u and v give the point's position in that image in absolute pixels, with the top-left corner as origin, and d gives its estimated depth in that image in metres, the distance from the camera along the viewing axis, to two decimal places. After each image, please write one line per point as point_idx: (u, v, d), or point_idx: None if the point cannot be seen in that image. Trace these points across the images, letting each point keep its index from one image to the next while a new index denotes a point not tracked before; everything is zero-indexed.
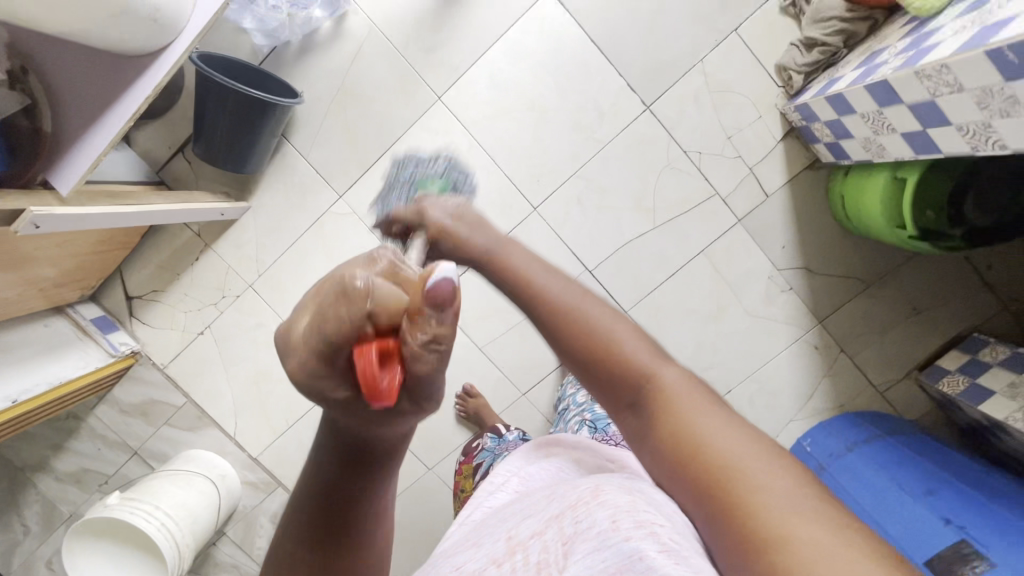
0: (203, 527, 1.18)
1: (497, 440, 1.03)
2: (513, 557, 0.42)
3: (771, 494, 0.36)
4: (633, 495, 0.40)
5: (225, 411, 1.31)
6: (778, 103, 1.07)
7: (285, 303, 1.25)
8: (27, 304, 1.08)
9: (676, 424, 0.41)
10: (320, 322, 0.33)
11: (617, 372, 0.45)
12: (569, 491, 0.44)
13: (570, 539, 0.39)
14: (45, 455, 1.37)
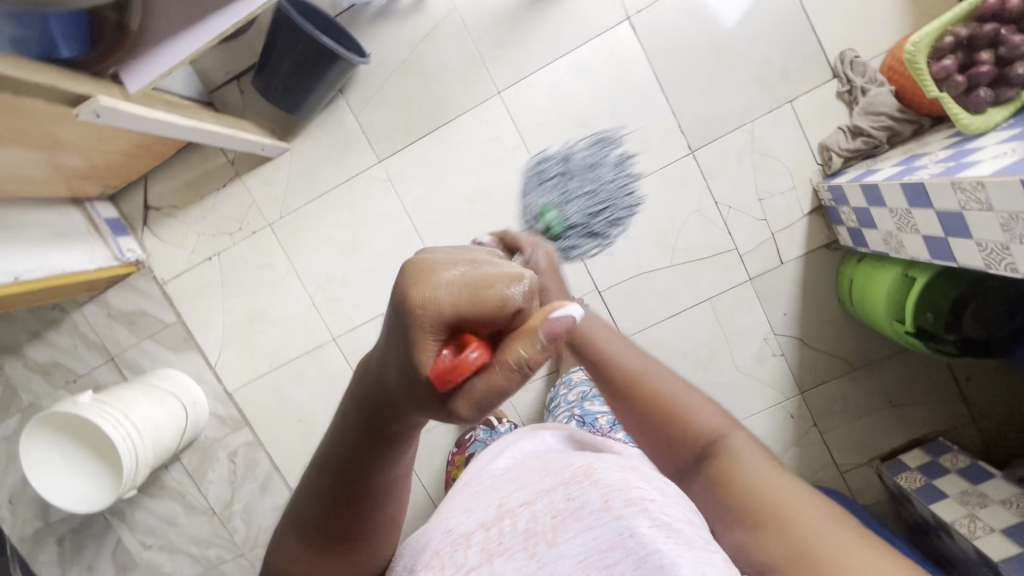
0: (165, 446, 1.18)
1: (489, 432, 1.08)
2: (503, 522, 0.49)
3: (824, 532, 0.42)
4: (625, 476, 0.47)
5: (212, 340, 1.31)
6: (812, 179, 1.11)
7: (300, 250, 1.26)
8: (49, 188, 1.08)
9: (739, 473, 0.49)
10: (466, 300, 0.33)
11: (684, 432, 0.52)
12: (563, 469, 0.50)
13: (560, 514, 0.46)
14: (19, 339, 1.36)
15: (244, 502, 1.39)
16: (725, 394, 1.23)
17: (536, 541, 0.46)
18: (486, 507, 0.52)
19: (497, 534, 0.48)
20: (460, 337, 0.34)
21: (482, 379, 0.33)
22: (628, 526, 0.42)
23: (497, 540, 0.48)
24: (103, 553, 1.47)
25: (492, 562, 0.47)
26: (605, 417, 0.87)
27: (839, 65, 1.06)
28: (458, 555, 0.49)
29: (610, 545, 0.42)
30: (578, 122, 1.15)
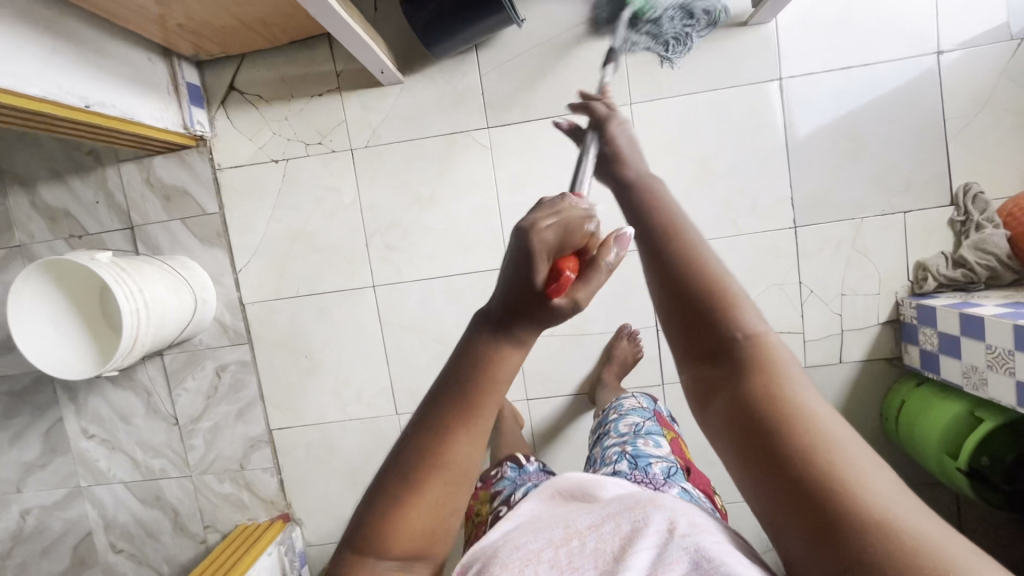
0: (164, 336, 1.08)
1: (517, 470, 0.90)
2: (573, 542, 0.42)
3: (894, 494, 0.27)
4: (687, 511, 0.42)
5: (245, 244, 1.22)
6: (899, 292, 1.12)
7: (373, 185, 1.19)
8: (145, 27, 0.98)
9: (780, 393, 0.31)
10: (570, 227, 0.38)
11: (713, 321, 0.34)
12: (623, 497, 0.45)
13: (627, 534, 0.41)
14: (38, 175, 1.23)
15: (212, 422, 1.28)
16: None
17: (605, 561, 0.40)
18: (551, 527, 0.44)
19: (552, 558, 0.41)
20: (557, 259, 0.36)
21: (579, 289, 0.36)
22: (692, 545, 0.38)
23: (567, 559, 0.41)
24: (34, 428, 1.32)
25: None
26: (660, 463, 0.78)
27: (961, 195, 1.07)
28: (523, 565, 0.40)
29: (672, 558, 0.38)
30: (697, 159, 1.13)
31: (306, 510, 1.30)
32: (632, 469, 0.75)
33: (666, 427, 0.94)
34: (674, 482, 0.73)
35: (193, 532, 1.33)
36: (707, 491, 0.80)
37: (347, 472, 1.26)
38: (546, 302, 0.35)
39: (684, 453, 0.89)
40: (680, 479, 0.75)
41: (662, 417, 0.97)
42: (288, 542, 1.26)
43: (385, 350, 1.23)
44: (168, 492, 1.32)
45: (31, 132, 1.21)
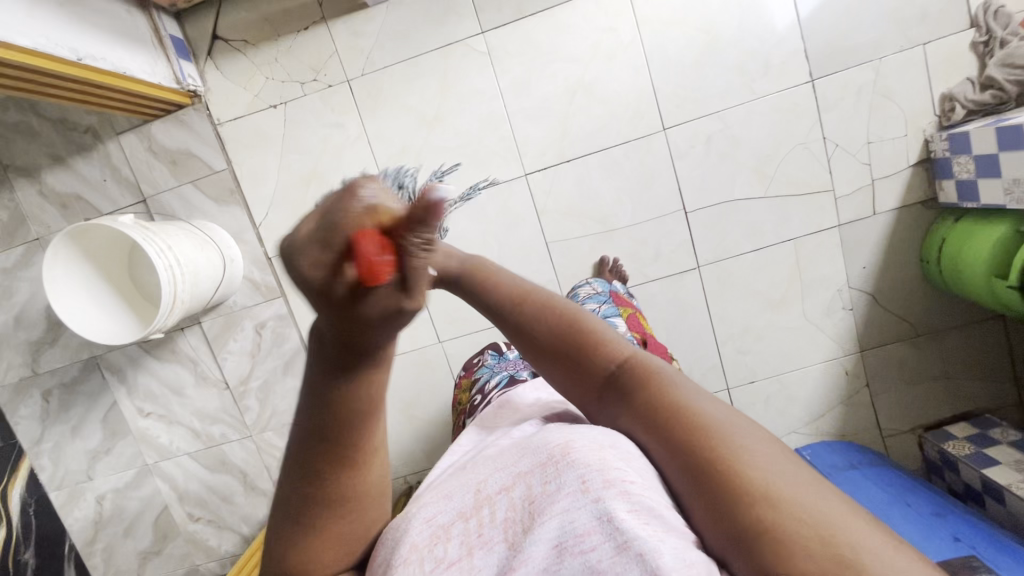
0: (202, 292, 1.08)
1: (497, 358, 1.02)
2: (482, 511, 0.41)
3: (777, 476, 0.34)
4: (604, 453, 0.39)
5: (260, 197, 1.20)
6: (927, 130, 1.09)
7: (376, 114, 1.16)
8: None
9: (650, 400, 0.42)
10: (331, 212, 0.27)
11: (591, 368, 0.45)
12: (540, 445, 0.42)
13: (536, 500, 0.39)
14: (40, 162, 1.22)
15: (262, 380, 1.29)
16: (787, 340, 1.22)
17: (515, 531, 0.39)
18: (460, 493, 0.44)
19: (474, 530, 0.41)
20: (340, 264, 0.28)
21: (389, 288, 0.29)
22: (606, 510, 0.35)
23: (476, 533, 0.40)
24: (91, 415, 1.35)
25: (470, 557, 0.39)
26: None
27: (982, 15, 1.03)
28: (430, 549, 0.41)
29: (587, 530, 0.35)
30: (702, 27, 1.09)
31: None
32: None
33: (620, 305, 0.99)
34: None
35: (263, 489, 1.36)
36: (666, 355, 0.85)
37: (400, 406, 1.28)
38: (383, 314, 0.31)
39: (642, 324, 0.95)
40: None
41: (619, 297, 1.04)
42: None
43: None
44: (232, 455, 1.35)
45: (24, 120, 1.19)
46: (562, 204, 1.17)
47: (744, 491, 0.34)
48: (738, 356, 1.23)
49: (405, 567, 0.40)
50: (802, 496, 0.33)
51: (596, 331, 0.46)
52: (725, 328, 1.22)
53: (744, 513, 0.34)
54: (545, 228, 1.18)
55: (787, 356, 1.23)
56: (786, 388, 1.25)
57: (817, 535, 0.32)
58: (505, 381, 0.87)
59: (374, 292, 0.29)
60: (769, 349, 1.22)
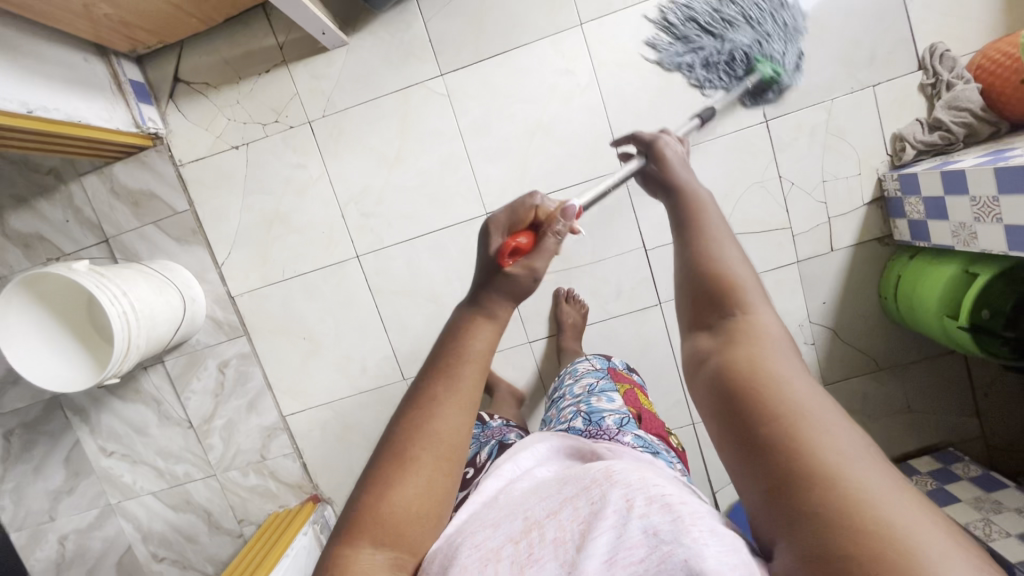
0: (159, 336, 1.07)
1: (479, 425, 1.02)
2: (532, 535, 0.40)
3: (862, 461, 0.30)
4: (642, 475, 0.41)
5: (223, 236, 1.20)
6: (880, 169, 1.11)
7: (337, 154, 1.17)
8: (72, 24, 0.96)
9: (755, 356, 0.36)
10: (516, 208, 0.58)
11: (719, 303, 0.41)
12: (581, 473, 0.43)
13: (584, 521, 0.39)
14: (2, 204, 1.22)
15: (226, 419, 1.28)
16: None
17: (568, 549, 0.38)
18: (508, 521, 0.42)
19: (527, 553, 0.39)
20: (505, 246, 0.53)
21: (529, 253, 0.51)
22: (651, 528, 0.36)
23: (525, 553, 0.39)
24: (53, 455, 1.33)
25: None
26: (612, 416, 0.82)
27: (928, 58, 1.06)
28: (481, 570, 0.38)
29: (635, 545, 0.36)
30: (657, 70, 1.11)
31: (333, 488, 1.30)
32: (586, 425, 0.80)
33: (619, 380, 0.98)
34: (627, 430, 0.77)
35: (229, 528, 1.34)
36: (661, 435, 0.84)
37: (365, 444, 1.27)
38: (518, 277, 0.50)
39: (640, 401, 0.93)
40: (632, 427, 0.79)
41: (619, 372, 1.03)
42: (322, 520, 1.28)
43: (380, 320, 1.23)
44: (196, 494, 1.33)
45: None
46: None
47: (827, 473, 0.30)
48: None
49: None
50: (894, 501, 0.29)
51: (744, 275, 0.43)
52: None
53: (816, 481, 0.30)
54: None
55: None
56: None
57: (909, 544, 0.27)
58: (496, 454, 0.83)
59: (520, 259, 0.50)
60: None
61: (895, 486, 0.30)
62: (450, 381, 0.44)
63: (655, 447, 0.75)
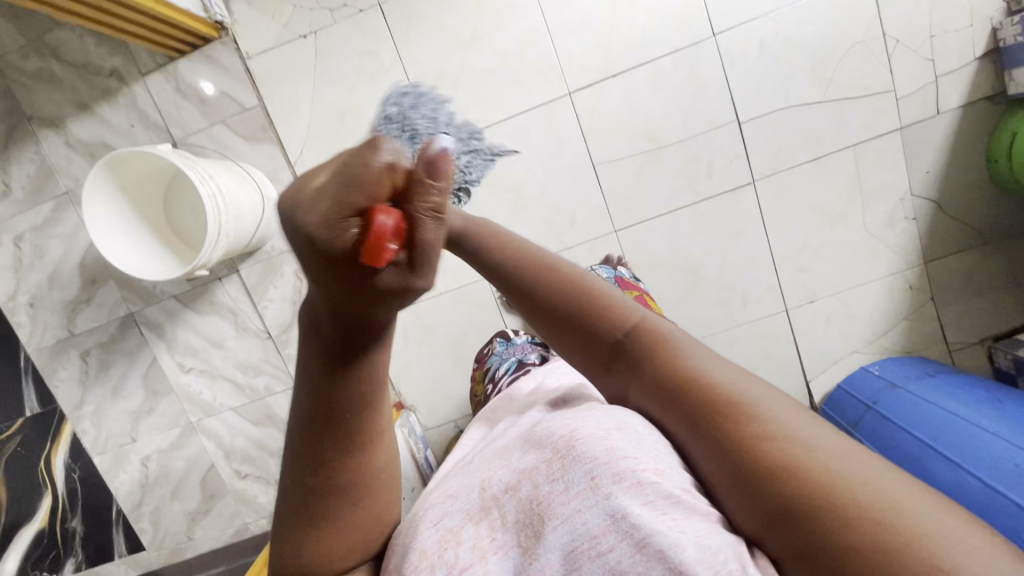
0: (245, 229, 1.05)
1: (507, 344, 1.00)
2: (490, 513, 0.39)
3: (827, 452, 0.32)
4: (610, 440, 0.37)
5: (295, 133, 1.16)
6: (994, 18, 1.04)
7: (410, 38, 1.11)
8: None
9: (681, 369, 0.39)
10: (352, 179, 0.28)
11: (601, 327, 0.43)
12: (544, 435, 0.40)
13: (545, 500, 0.36)
14: (65, 111, 1.18)
15: None
16: (847, 255, 1.18)
17: (529, 535, 0.36)
18: (465, 492, 0.41)
19: (488, 533, 0.38)
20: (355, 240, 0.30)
21: (409, 247, 0.31)
22: (618, 508, 0.33)
23: (488, 538, 0.38)
24: (131, 375, 1.32)
25: (484, 561, 0.37)
26: None
27: None
28: (441, 554, 0.38)
29: (601, 531, 0.33)
30: None
31: (416, 395, 1.28)
32: None
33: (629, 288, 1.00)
34: None
35: None
36: None
37: (448, 347, 1.25)
38: (386, 292, 0.33)
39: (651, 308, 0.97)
40: None
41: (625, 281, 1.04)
42: (409, 426, 1.20)
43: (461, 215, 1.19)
44: (278, 407, 1.32)
45: (46, 67, 1.15)
46: (610, 123, 1.13)
47: (787, 467, 0.32)
48: (796, 275, 1.19)
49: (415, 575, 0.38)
50: (858, 477, 0.30)
51: (607, 292, 0.45)
52: (783, 247, 1.18)
53: (787, 494, 0.32)
54: (590, 149, 1.14)
55: (847, 272, 1.19)
56: (846, 306, 1.21)
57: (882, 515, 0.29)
58: (513, 368, 0.89)
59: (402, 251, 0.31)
60: (828, 267, 1.18)
61: (857, 456, 0.32)
62: (351, 429, 0.41)
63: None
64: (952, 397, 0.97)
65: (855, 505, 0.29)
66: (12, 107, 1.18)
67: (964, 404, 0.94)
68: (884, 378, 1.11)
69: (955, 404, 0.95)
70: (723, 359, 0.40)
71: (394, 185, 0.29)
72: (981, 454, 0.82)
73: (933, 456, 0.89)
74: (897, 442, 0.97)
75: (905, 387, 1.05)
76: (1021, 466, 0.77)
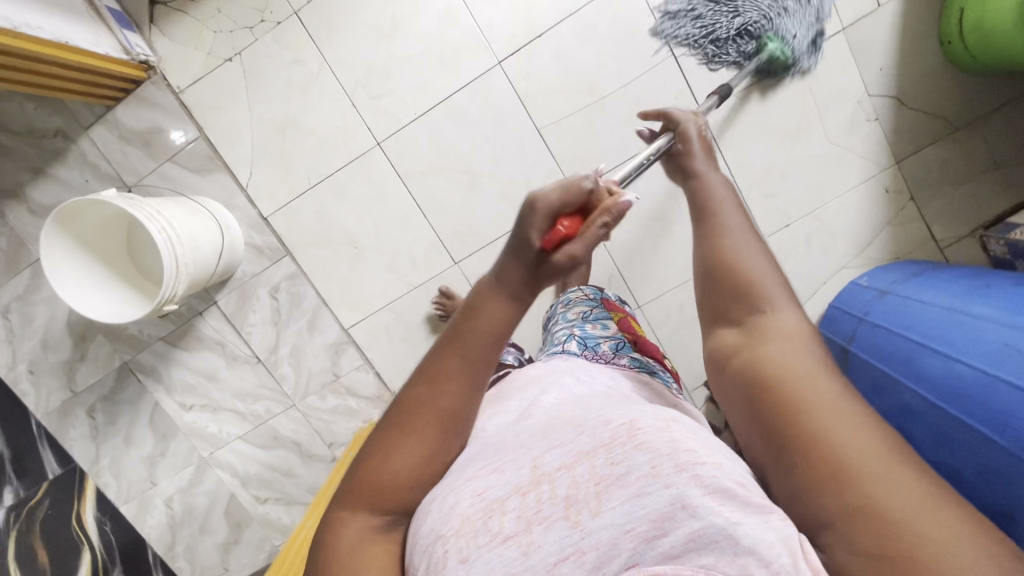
0: (204, 259, 1.05)
1: None
2: (540, 487, 0.39)
3: (887, 473, 0.35)
4: (671, 432, 0.38)
5: (241, 156, 1.17)
6: None
7: (330, 39, 1.11)
8: None
9: (784, 359, 0.42)
10: (568, 183, 0.50)
11: (744, 306, 0.47)
12: (599, 424, 0.41)
13: (604, 482, 0.37)
14: (21, 179, 1.20)
15: (291, 345, 1.27)
16: (816, 170, 1.14)
17: (577, 509, 0.37)
18: (514, 466, 0.42)
19: (532, 505, 0.38)
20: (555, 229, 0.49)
21: (574, 240, 0.47)
22: (682, 499, 0.35)
23: (534, 509, 0.38)
24: (138, 422, 1.35)
25: (529, 531, 0.37)
26: (608, 342, 0.79)
27: None
28: (484, 522, 0.38)
29: (660, 517, 0.35)
30: None
31: None
32: (581, 348, 0.75)
33: (613, 309, 0.94)
34: (622, 354, 0.75)
35: (321, 454, 1.34)
36: (656, 357, 0.83)
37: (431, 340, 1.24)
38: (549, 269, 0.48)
39: (635, 328, 0.90)
40: (628, 350, 0.77)
41: (612, 302, 0.98)
42: None
43: (418, 208, 1.18)
44: (281, 428, 1.33)
45: None
46: (544, 83, 1.11)
47: (855, 473, 0.35)
48: (766, 202, 1.16)
49: (457, 538, 0.39)
50: (914, 508, 0.33)
51: (763, 278, 0.48)
52: (747, 175, 1.15)
53: (848, 490, 0.35)
54: (531, 114, 1.12)
55: (819, 188, 1.15)
56: (825, 224, 1.17)
57: (931, 547, 0.32)
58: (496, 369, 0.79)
59: (571, 244, 0.47)
60: (797, 186, 1.15)
61: (919, 488, 0.34)
62: (471, 353, 0.46)
63: (651, 366, 0.75)
64: (943, 292, 0.94)
65: (901, 526, 0.33)
66: None
67: (953, 297, 0.91)
68: (872, 288, 1.08)
69: (945, 298, 0.92)
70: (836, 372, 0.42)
71: (590, 198, 0.51)
72: (975, 344, 0.80)
73: (928, 352, 0.86)
74: (892, 347, 0.93)
75: (895, 292, 1.01)
76: (1010, 343, 0.75)
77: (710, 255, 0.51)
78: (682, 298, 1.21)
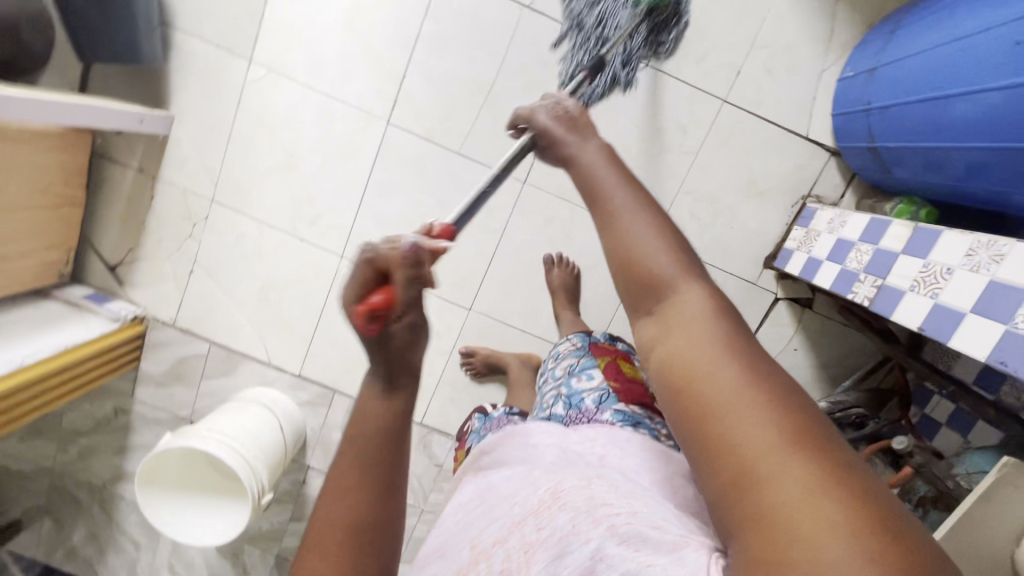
0: (267, 443, 1.10)
1: (484, 418, 0.92)
2: (477, 566, 0.42)
3: (779, 469, 0.29)
4: (591, 490, 0.41)
5: (250, 338, 1.24)
6: None
7: (251, 201, 1.17)
8: (17, 280, 1.06)
9: (685, 343, 0.37)
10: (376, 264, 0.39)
11: (646, 293, 0.41)
12: (530, 492, 0.44)
13: (531, 545, 0.40)
14: (117, 463, 1.36)
15: None
16: (729, 7, 1.05)
17: None
18: (459, 552, 0.46)
19: None
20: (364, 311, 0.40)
21: (395, 316, 0.39)
22: (598, 551, 0.36)
23: None
24: None
25: None
26: (591, 395, 0.73)
27: None
28: None
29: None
30: None
31: None
32: (567, 409, 0.73)
33: (603, 355, 0.84)
34: (606, 407, 0.68)
35: None
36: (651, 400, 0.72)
37: (496, 383, 1.23)
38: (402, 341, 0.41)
39: (627, 370, 0.79)
40: (611, 402, 0.69)
41: (601, 346, 0.87)
42: None
43: None
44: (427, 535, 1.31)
45: (82, 446, 1.35)
46: (436, 110, 1.10)
47: (750, 468, 0.30)
48: (704, 67, 1.07)
49: None
50: (802, 509, 0.27)
51: (659, 264, 0.41)
52: (669, 57, 1.07)
53: (741, 480, 0.30)
54: (446, 143, 1.12)
55: (744, 19, 1.05)
56: (776, 46, 1.06)
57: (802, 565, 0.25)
58: None
59: (393, 321, 0.39)
60: (723, 33, 1.05)
61: (815, 486, 0.28)
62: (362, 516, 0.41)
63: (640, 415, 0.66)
64: (926, 33, 0.82)
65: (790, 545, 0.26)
66: (90, 489, 1.39)
67: (938, 31, 0.80)
68: (858, 73, 0.96)
69: (931, 37, 0.80)
70: (746, 341, 0.36)
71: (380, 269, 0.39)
72: (986, 67, 0.69)
73: (947, 101, 0.75)
74: (907, 118, 0.83)
75: (881, 63, 0.90)
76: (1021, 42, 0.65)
77: (605, 241, 0.44)
78: (689, 205, 1.13)
